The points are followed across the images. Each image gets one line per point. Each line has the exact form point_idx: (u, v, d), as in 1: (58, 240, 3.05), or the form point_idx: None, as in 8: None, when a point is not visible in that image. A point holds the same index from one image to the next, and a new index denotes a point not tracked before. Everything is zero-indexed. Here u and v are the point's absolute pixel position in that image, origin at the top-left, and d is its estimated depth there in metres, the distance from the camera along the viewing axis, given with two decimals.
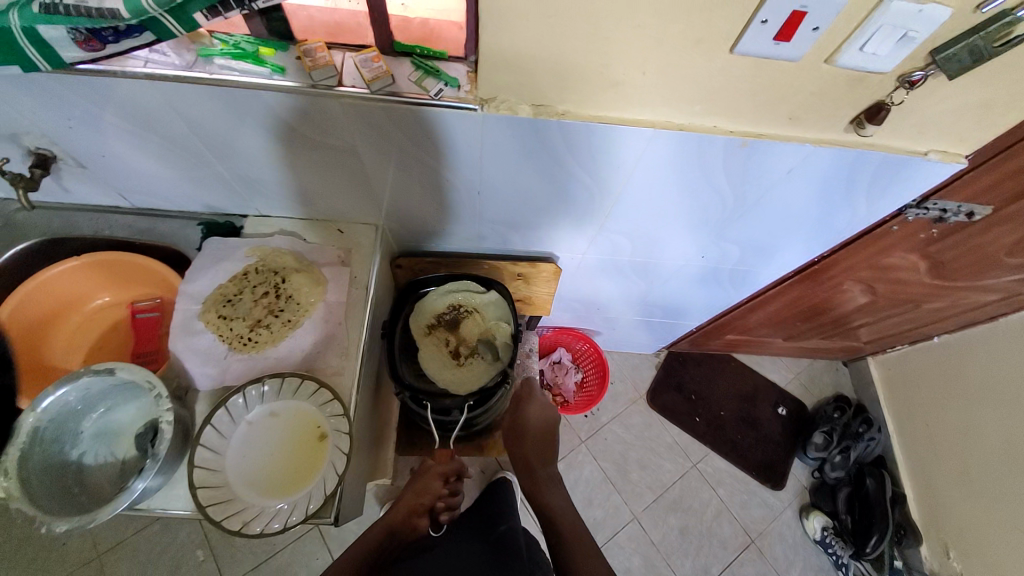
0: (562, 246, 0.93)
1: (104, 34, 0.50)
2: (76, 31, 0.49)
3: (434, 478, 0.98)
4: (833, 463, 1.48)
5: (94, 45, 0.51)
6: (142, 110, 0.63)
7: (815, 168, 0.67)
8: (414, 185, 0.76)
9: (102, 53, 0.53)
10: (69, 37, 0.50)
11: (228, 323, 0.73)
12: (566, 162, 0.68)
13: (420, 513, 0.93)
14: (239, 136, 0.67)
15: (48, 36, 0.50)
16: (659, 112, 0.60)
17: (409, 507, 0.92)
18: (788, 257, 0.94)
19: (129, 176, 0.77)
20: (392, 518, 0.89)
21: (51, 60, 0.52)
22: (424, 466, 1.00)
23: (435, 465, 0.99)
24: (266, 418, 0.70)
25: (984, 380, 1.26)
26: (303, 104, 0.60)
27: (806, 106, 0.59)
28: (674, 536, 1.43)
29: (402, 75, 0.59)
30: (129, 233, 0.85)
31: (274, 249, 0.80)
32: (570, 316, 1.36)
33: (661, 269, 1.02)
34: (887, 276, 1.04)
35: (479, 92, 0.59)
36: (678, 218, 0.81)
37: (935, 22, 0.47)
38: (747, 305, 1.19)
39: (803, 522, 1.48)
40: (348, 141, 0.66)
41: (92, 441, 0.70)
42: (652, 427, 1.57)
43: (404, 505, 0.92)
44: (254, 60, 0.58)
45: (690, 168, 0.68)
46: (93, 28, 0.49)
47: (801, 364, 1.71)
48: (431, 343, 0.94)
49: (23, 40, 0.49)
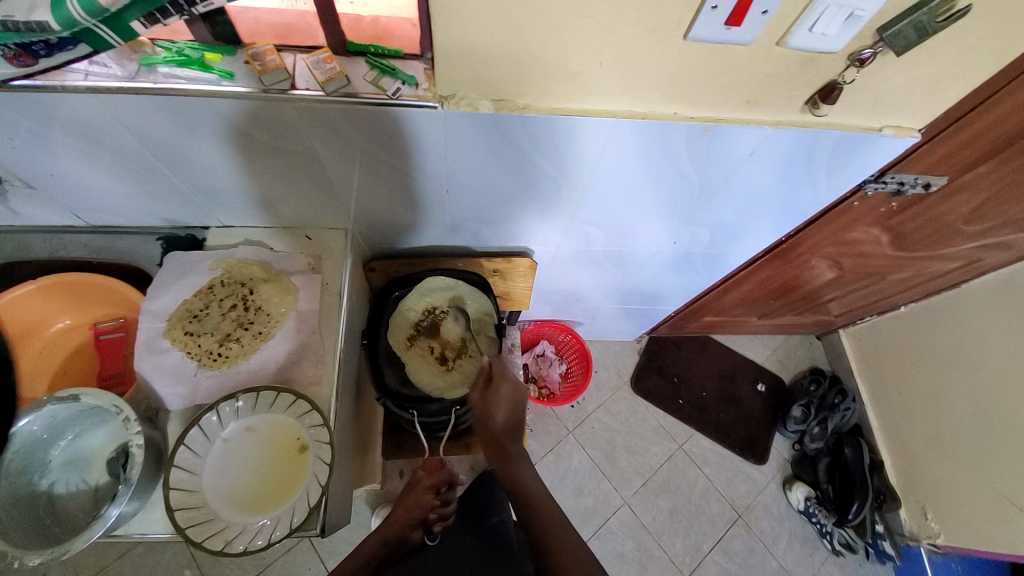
0: (536, 239, 0.93)
1: (35, 48, 0.48)
2: (5, 47, 0.48)
3: (423, 490, 0.95)
4: (812, 434, 1.53)
5: (26, 60, 0.49)
6: (86, 126, 0.60)
7: (775, 149, 0.68)
8: (381, 186, 0.74)
9: (36, 68, 0.51)
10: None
11: (196, 340, 0.71)
12: (531, 155, 0.68)
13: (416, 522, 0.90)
14: (193, 145, 0.64)
15: None
16: (621, 102, 0.61)
17: (405, 514, 0.89)
18: (757, 238, 0.96)
19: (80, 194, 0.74)
20: (388, 529, 0.85)
21: None
22: (414, 479, 0.98)
23: (424, 478, 0.97)
24: (242, 433, 0.68)
25: (952, 345, 1.31)
26: (257, 110, 0.58)
27: (762, 90, 0.59)
28: (664, 518, 1.46)
29: (358, 75, 0.57)
30: (86, 253, 0.82)
31: (240, 260, 0.78)
32: (550, 308, 1.37)
33: (635, 257, 1.03)
34: (853, 250, 1.07)
35: (438, 89, 0.58)
36: (648, 205, 0.82)
37: (879, 0, 0.48)
38: (721, 287, 1.22)
39: (787, 493, 1.53)
40: (309, 145, 0.65)
41: (62, 470, 0.67)
42: (638, 412, 1.59)
43: (400, 513, 0.89)
44: (200, 66, 0.55)
45: (655, 155, 0.68)
46: (22, 43, 0.47)
47: (777, 341, 1.75)
48: (416, 354, 0.92)
49: None
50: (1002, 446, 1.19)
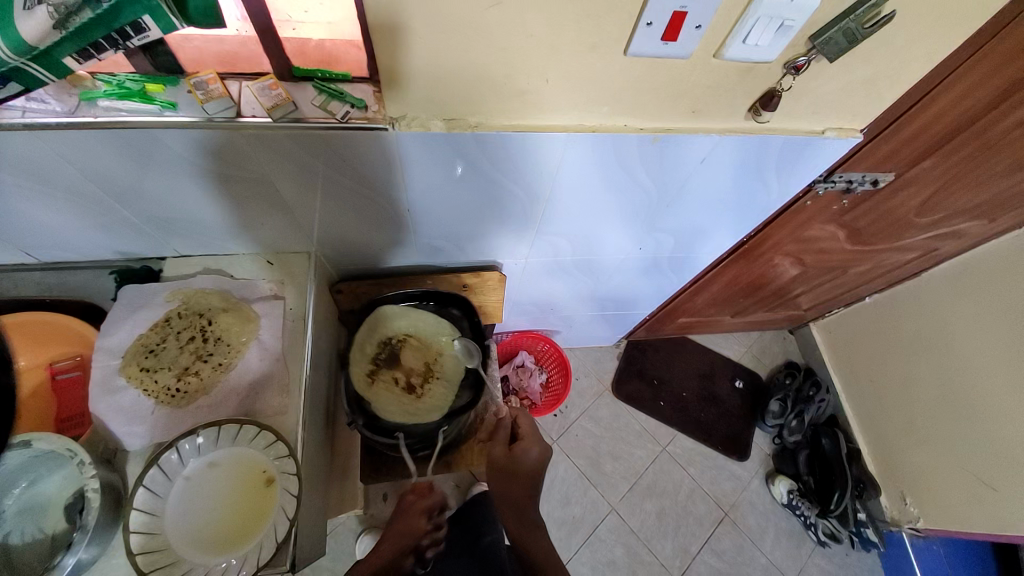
0: (504, 252, 0.93)
1: None
2: None
3: (418, 514, 0.90)
4: (790, 427, 1.55)
5: None
6: (27, 164, 0.58)
7: (726, 156, 0.71)
8: (340, 209, 0.74)
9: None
10: None
11: (152, 376, 0.69)
12: (489, 172, 0.68)
13: (407, 548, 0.87)
14: (139, 177, 0.63)
15: None
16: (571, 117, 0.62)
17: (398, 536, 0.87)
18: (720, 240, 0.98)
19: (25, 231, 0.71)
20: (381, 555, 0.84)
21: None
22: (405, 502, 0.93)
23: (420, 500, 0.92)
24: (204, 470, 0.66)
25: (917, 334, 1.36)
26: (203, 139, 0.57)
27: (706, 99, 0.61)
28: (652, 521, 1.46)
29: (305, 100, 0.57)
30: (38, 291, 0.80)
31: (197, 290, 0.76)
32: (526, 319, 1.37)
33: (603, 265, 1.04)
34: (813, 247, 1.10)
35: (387, 111, 0.58)
36: (611, 214, 0.83)
37: (808, 9, 0.50)
38: (691, 289, 1.24)
39: (770, 488, 1.55)
40: (261, 171, 0.64)
41: (16, 520, 0.64)
42: (620, 417, 1.60)
43: (392, 535, 0.87)
44: (142, 98, 0.54)
45: (611, 166, 0.69)
46: None
47: (752, 337, 1.79)
48: (380, 388, 0.89)
49: None
50: (972, 430, 1.23)
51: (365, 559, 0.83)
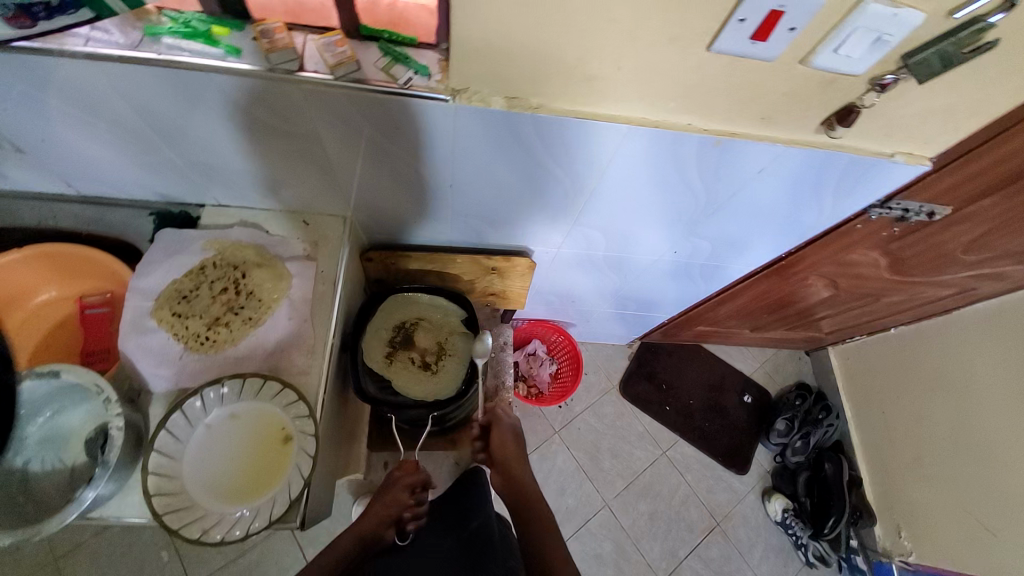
0: (537, 239, 0.91)
1: (35, 10, 0.48)
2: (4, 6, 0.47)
3: (401, 490, 0.89)
4: (794, 448, 1.55)
5: (25, 22, 0.49)
6: (85, 95, 0.58)
7: (787, 168, 0.68)
8: (384, 177, 0.73)
9: (35, 31, 0.50)
10: None
11: (183, 322, 0.69)
12: (539, 156, 0.66)
13: (385, 522, 0.85)
14: (190, 120, 0.62)
15: None
16: (636, 110, 0.59)
17: (377, 513, 0.85)
18: (758, 254, 0.96)
19: (70, 163, 0.71)
20: (364, 529, 0.83)
21: None
22: (390, 478, 0.91)
23: (405, 475, 0.90)
24: (226, 420, 0.67)
25: (939, 371, 1.33)
26: (260, 89, 0.56)
27: (779, 107, 0.59)
28: (643, 521, 1.47)
29: (368, 61, 0.56)
30: (76, 223, 0.80)
31: (233, 242, 0.76)
32: (544, 308, 1.36)
33: (634, 264, 1.02)
34: (851, 272, 1.07)
35: (450, 82, 0.56)
36: (654, 215, 0.81)
37: (909, 26, 0.47)
38: (716, 299, 1.22)
39: (765, 504, 1.55)
40: (311, 128, 0.63)
41: (38, 448, 0.66)
42: (624, 416, 1.60)
43: (375, 508, 0.86)
44: (206, 40, 0.53)
45: (665, 165, 0.67)
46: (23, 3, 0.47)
47: (766, 353, 1.77)
48: (398, 368, 0.91)
49: None
50: (980, 474, 1.21)
51: (345, 536, 0.81)
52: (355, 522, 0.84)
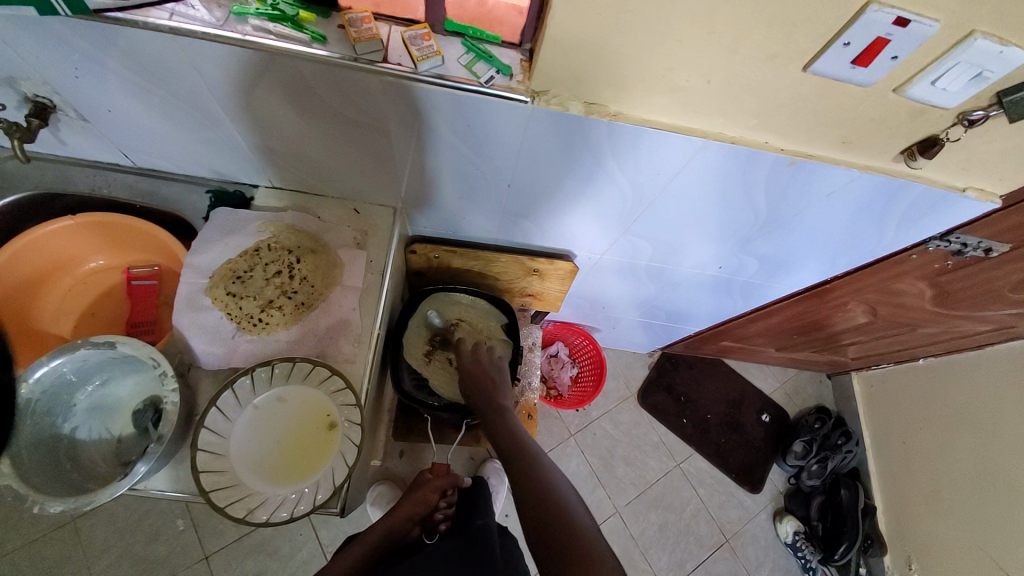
0: (581, 244, 0.90)
1: None
2: None
3: (431, 491, 0.89)
4: (810, 471, 1.53)
5: None
6: (162, 69, 0.57)
7: (854, 193, 0.67)
8: (441, 172, 0.72)
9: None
10: None
11: (237, 301, 0.69)
12: (605, 162, 0.66)
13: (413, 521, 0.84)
14: (261, 102, 0.62)
15: None
16: (714, 124, 0.58)
17: (403, 511, 0.84)
18: (803, 275, 0.94)
19: (135, 135, 0.71)
20: (394, 524, 0.81)
21: (73, 5, 0.48)
22: (421, 479, 0.91)
23: (435, 478, 0.90)
24: (273, 403, 0.67)
25: (966, 407, 1.31)
26: (340, 78, 0.55)
27: (861, 132, 0.58)
28: (652, 532, 1.46)
29: (451, 56, 0.55)
30: (130, 195, 0.79)
31: (287, 226, 0.76)
32: (572, 311, 1.35)
33: (674, 276, 1.01)
34: (893, 300, 1.06)
35: (532, 83, 0.55)
36: (707, 228, 0.80)
37: (1011, 65, 0.46)
38: (749, 317, 1.21)
39: (776, 525, 1.53)
40: (381, 120, 0.62)
41: (86, 417, 0.64)
42: (640, 425, 1.59)
43: (405, 505, 0.85)
44: (294, 25, 0.53)
45: (732, 180, 0.67)
46: None
47: (787, 374, 1.75)
48: (435, 370, 0.94)
49: None
50: (1001, 514, 1.19)
51: (379, 528, 0.79)
52: (385, 518, 0.82)
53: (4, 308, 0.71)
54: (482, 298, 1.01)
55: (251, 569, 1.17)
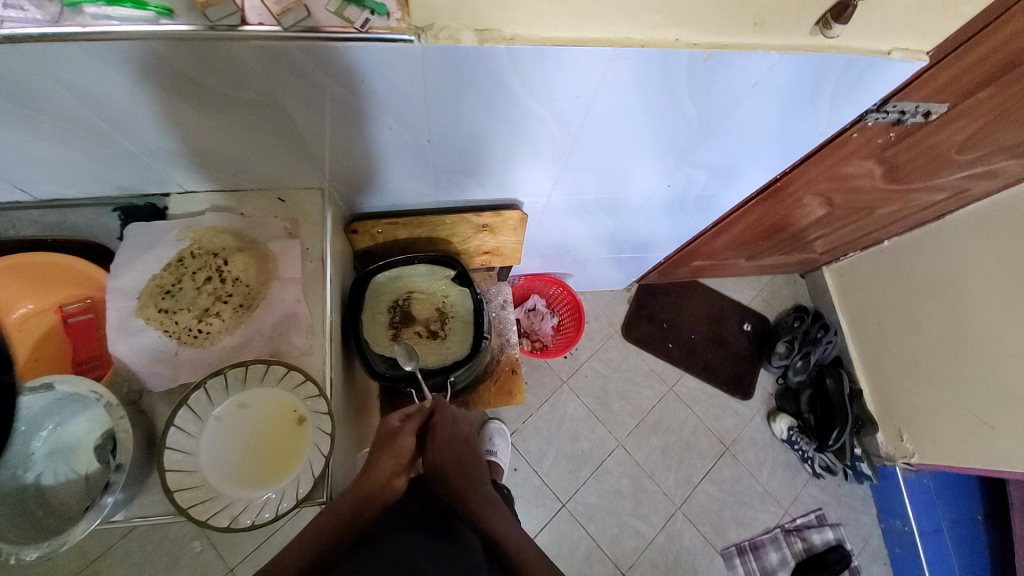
0: (526, 190, 0.87)
1: None
2: None
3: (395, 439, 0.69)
4: (796, 367, 1.58)
5: None
6: (13, 84, 0.51)
7: (781, 78, 0.65)
8: (357, 140, 0.68)
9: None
10: None
11: (172, 317, 0.67)
12: (520, 95, 0.62)
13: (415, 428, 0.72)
14: (142, 104, 0.56)
15: None
16: (619, 30, 0.55)
17: (389, 430, 0.71)
18: (752, 178, 0.93)
19: (15, 166, 0.65)
20: (400, 450, 0.68)
21: None
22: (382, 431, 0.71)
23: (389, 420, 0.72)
24: (234, 411, 0.65)
25: (932, 277, 1.33)
26: (207, 53, 0.50)
27: (771, 8, 0.55)
28: (656, 455, 1.51)
29: (318, 4, 0.50)
30: (38, 230, 0.73)
31: (208, 229, 0.71)
32: (539, 261, 1.33)
33: (627, 204, 0.99)
34: (845, 185, 1.05)
35: (413, 19, 0.51)
36: (645, 146, 0.77)
37: None
38: (712, 232, 1.20)
39: (771, 425, 1.59)
40: (270, 94, 0.57)
41: (48, 461, 0.61)
42: (629, 358, 1.60)
43: (387, 423, 0.72)
44: (132, 2, 0.47)
45: (655, 89, 0.64)
46: None
47: (762, 281, 1.77)
48: (410, 345, 0.91)
49: None
50: (976, 370, 1.24)
51: (377, 459, 0.66)
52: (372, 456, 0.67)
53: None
54: (418, 261, 0.93)
55: None
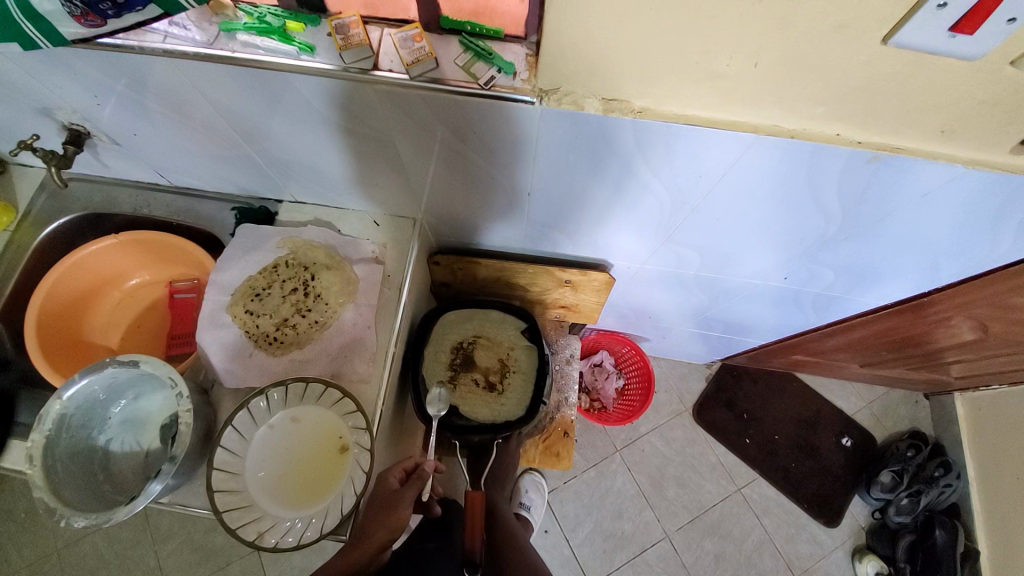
0: (618, 254, 0.82)
1: (102, 7, 0.45)
2: (71, 3, 0.44)
3: (391, 504, 0.63)
4: (899, 506, 1.30)
5: (94, 20, 0.46)
6: (174, 95, 0.57)
7: (959, 193, 0.53)
8: (458, 183, 0.67)
9: (105, 29, 0.47)
10: (65, 10, 0.45)
11: (254, 319, 0.70)
12: (636, 167, 0.57)
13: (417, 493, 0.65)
14: (275, 125, 0.60)
15: (43, 9, 0.45)
16: (766, 115, 0.48)
17: (389, 494, 0.64)
18: (891, 288, 0.79)
19: (163, 157, 0.73)
20: (398, 523, 0.61)
21: (51, 35, 0.47)
22: (380, 488, 0.65)
23: (389, 474, 0.66)
24: (287, 423, 0.66)
25: None
26: (340, 90, 0.51)
27: (968, 116, 0.45)
28: (707, 561, 1.32)
29: (448, 57, 0.50)
30: (167, 213, 0.82)
31: (306, 242, 0.75)
32: (616, 320, 1.24)
33: (728, 286, 0.89)
34: (1011, 316, 0.86)
35: (539, 82, 0.48)
36: (764, 235, 0.68)
37: None
38: (823, 332, 1.04)
39: (855, 565, 1.33)
40: (387, 132, 0.58)
41: (121, 428, 0.66)
42: (695, 443, 1.44)
43: (387, 484, 0.66)
44: (281, 36, 0.49)
45: (793, 181, 0.55)
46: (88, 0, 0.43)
47: (875, 392, 1.51)
48: (465, 393, 0.88)
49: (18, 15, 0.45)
50: None
51: (372, 526, 0.60)
52: (368, 515, 0.62)
53: (60, 323, 0.76)
54: (494, 308, 0.93)
55: (297, 564, 1.19)
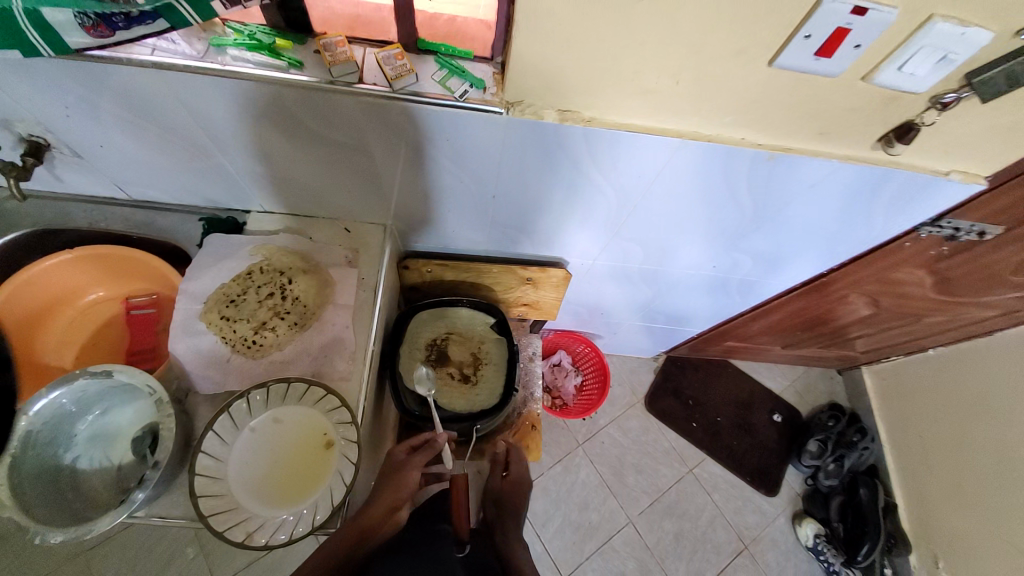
0: (572, 252, 0.91)
1: (114, 19, 0.47)
2: (84, 14, 0.46)
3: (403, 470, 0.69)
4: (827, 471, 1.48)
5: (103, 31, 0.48)
6: (151, 106, 0.59)
7: (838, 183, 0.67)
8: (425, 187, 0.73)
9: (110, 40, 0.49)
10: (76, 21, 0.47)
11: (231, 325, 0.71)
12: (587, 170, 0.67)
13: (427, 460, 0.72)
14: (253, 135, 0.64)
15: (53, 19, 0.46)
16: (689, 122, 0.59)
17: (399, 463, 0.71)
18: (796, 270, 0.94)
19: (127, 168, 0.73)
20: (406, 485, 0.68)
21: (54, 45, 0.48)
22: (393, 461, 0.72)
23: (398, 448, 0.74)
24: (269, 424, 0.67)
25: (976, 395, 1.26)
26: (323, 103, 0.56)
27: (836, 122, 0.58)
28: (668, 540, 1.42)
29: (425, 74, 0.57)
30: (125, 227, 0.80)
31: (279, 248, 0.77)
32: (572, 319, 1.34)
33: (669, 278, 1.01)
34: (894, 290, 1.04)
35: (506, 95, 0.57)
36: (696, 228, 0.80)
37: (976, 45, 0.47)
38: (749, 315, 1.19)
39: (796, 528, 1.48)
40: (360, 139, 0.63)
41: (88, 444, 0.64)
42: (650, 431, 1.56)
43: (397, 456, 0.73)
44: (270, 52, 0.54)
45: (715, 178, 0.67)
46: (102, 12, 0.46)
47: (797, 371, 1.71)
48: (441, 387, 0.93)
49: (24, 22, 0.45)
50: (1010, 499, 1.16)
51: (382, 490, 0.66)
52: (381, 483, 0.68)
53: (6, 343, 0.72)
54: (461, 305, 0.98)
55: None
